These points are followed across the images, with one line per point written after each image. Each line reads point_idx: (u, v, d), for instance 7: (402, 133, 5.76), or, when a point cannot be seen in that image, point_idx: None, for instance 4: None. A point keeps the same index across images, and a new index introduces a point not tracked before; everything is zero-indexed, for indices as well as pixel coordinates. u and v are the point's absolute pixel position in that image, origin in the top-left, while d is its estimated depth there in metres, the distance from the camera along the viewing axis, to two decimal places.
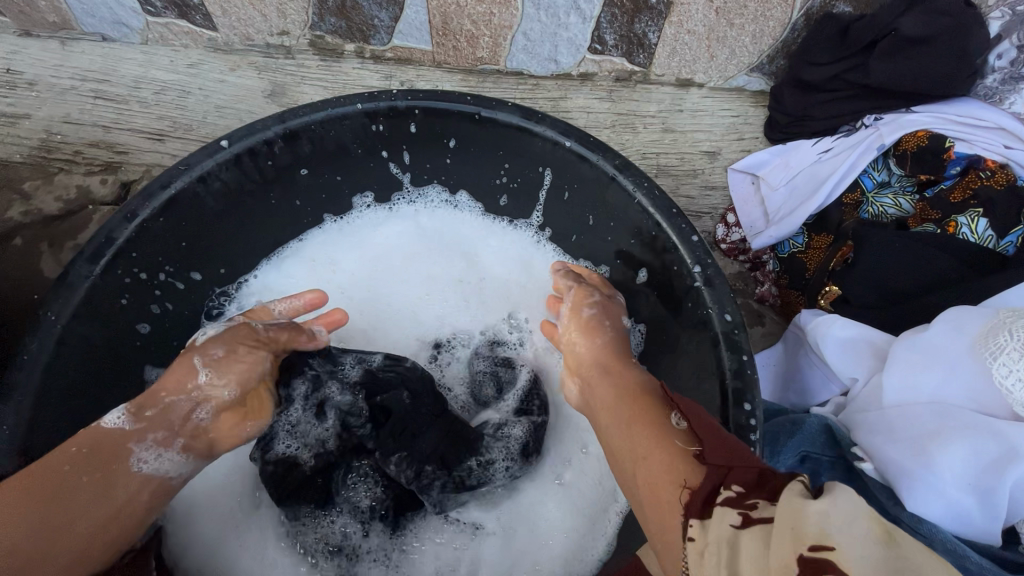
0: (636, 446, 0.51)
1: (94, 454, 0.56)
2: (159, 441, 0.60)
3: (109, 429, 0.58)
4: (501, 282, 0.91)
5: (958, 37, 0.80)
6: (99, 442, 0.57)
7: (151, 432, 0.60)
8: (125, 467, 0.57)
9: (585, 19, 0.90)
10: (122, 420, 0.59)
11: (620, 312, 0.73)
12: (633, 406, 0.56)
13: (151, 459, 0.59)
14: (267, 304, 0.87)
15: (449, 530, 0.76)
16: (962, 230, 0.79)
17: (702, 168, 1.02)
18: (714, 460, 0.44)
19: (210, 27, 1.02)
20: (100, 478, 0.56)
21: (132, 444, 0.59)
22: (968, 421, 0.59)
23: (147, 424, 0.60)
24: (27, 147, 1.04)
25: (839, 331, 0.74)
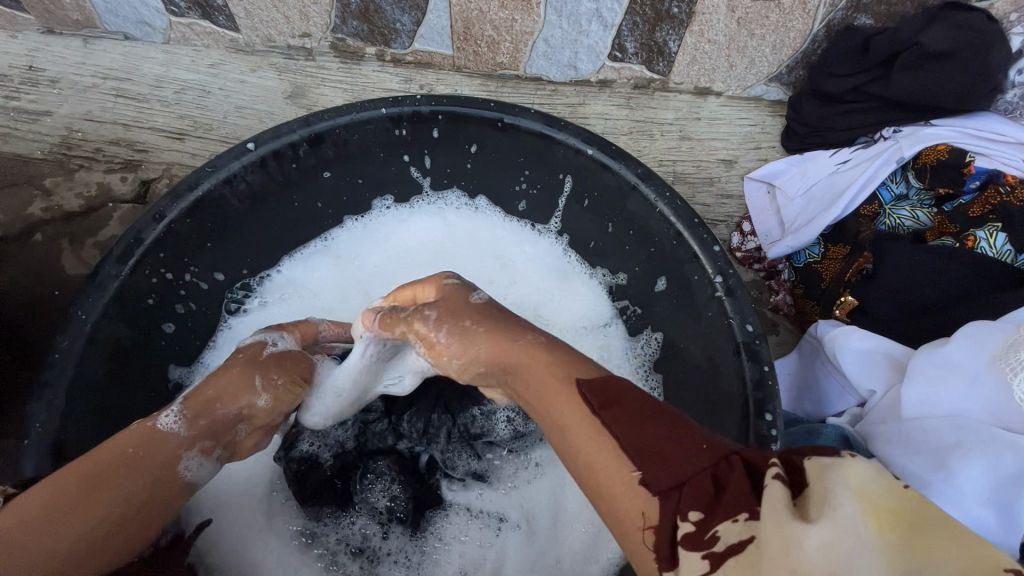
0: (574, 466, 0.43)
1: (144, 455, 0.55)
2: (205, 451, 0.58)
3: (162, 431, 0.56)
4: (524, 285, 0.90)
5: (981, 52, 0.80)
6: (149, 443, 0.55)
7: (201, 441, 0.58)
8: (174, 471, 0.56)
9: (607, 27, 0.91)
10: (174, 422, 0.57)
11: (464, 300, 0.57)
12: (553, 420, 0.46)
13: (196, 467, 0.58)
14: (289, 298, 0.87)
15: (473, 526, 0.77)
16: (981, 244, 0.79)
17: (718, 176, 1.02)
18: (660, 485, 0.38)
19: (232, 28, 1.02)
20: (150, 479, 0.55)
21: (181, 451, 0.57)
22: (988, 435, 0.60)
23: (197, 433, 0.58)
24: (49, 143, 1.05)
25: (857, 343, 0.75)
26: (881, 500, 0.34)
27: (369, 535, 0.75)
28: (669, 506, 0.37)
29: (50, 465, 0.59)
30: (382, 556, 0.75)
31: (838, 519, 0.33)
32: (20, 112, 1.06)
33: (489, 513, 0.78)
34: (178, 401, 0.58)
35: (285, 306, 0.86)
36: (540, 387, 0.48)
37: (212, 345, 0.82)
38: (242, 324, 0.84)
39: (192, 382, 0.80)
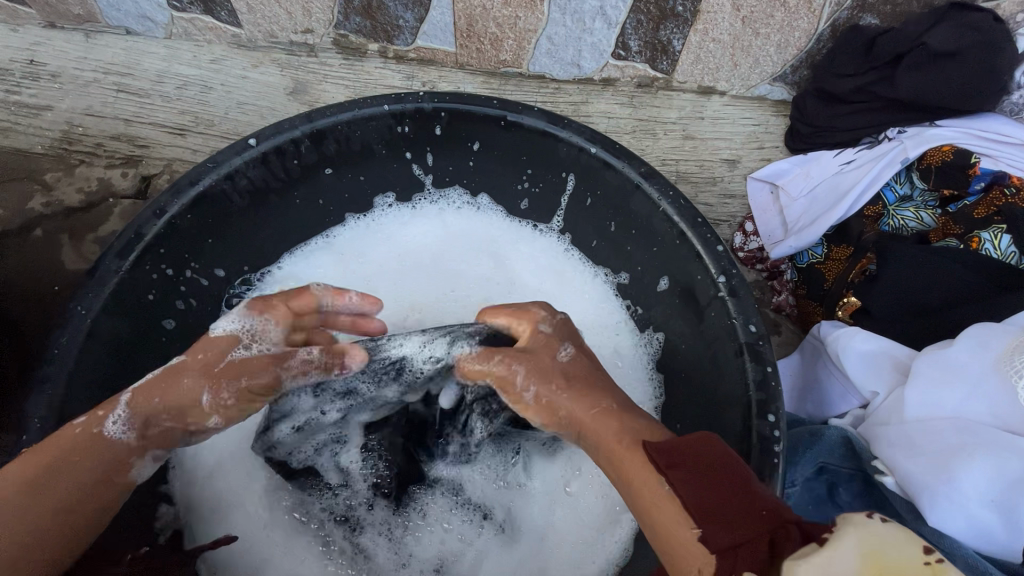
0: (645, 519, 0.47)
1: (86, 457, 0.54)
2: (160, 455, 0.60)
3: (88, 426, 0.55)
4: (527, 287, 0.89)
5: (986, 53, 0.80)
6: (86, 448, 0.54)
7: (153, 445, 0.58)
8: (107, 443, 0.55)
9: (610, 25, 0.90)
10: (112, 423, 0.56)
11: (550, 360, 0.59)
12: (626, 477, 0.49)
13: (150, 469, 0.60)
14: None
15: (458, 517, 0.76)
16: (985, 246, 0.79)
17: (721, 176, 1.02)
18: (717, 542, 0.40)
19: (235, 23, 1.02)
20: (85, 459, 0.54)
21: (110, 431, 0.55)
22: (992, 439, 0.60)
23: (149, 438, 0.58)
24: (49, 138, 1.05)
25: (861, 344, 0.74)
26: (884, 557, 0.36)
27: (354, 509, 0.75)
28: (725, 563, 0.40)
29: None
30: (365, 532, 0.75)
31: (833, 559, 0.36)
32: (21, 107, 1.05)
33: (474, 507, 0.76)
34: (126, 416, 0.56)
35: None
36: (606, 443, 0.51)
37: None
38: None
39: None
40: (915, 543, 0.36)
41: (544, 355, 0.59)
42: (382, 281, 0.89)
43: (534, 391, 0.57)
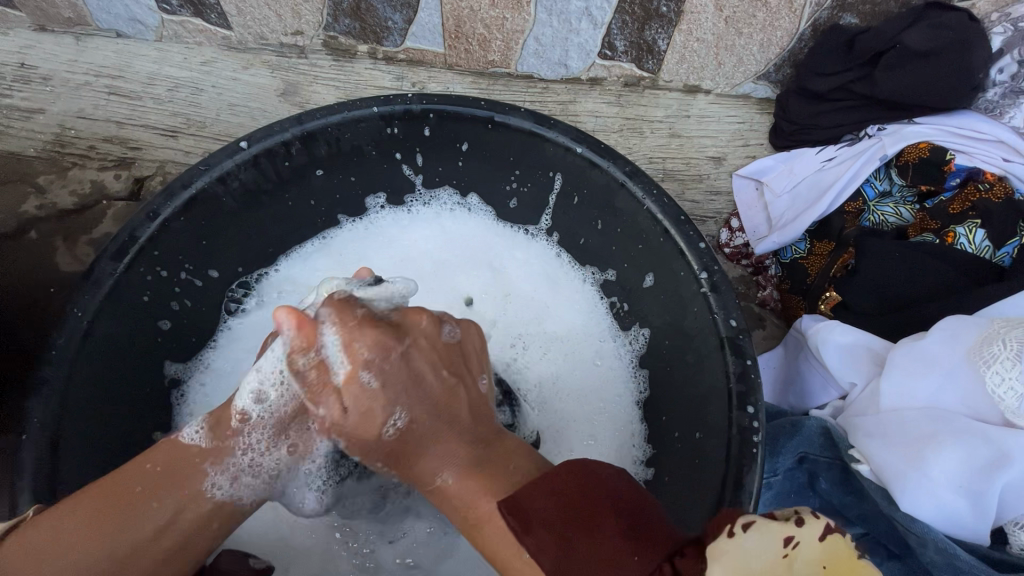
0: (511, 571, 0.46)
1: (170, 473, 0.55)
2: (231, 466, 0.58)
3: (187, 445, 0.58)
4: (522, 294, 0.91)
5: (961, 52, 0.82)
6: (175, 461, 0.56)
7: (226, 455, 0.58)
8: (199, 487, 0.55)
9: (596, 26, 0.92)
10: (198, 435, 0.59)
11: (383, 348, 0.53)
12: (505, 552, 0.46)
13: (225, 485, 0.57)
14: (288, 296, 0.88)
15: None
16: (960, 240, 0.81)
17: (707, 173, 1.04)
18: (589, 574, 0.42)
19: (225, 26, 1.03)
20: (173, 495, 0.54)
21: (206, 465, 0.57)
22: (963, 427, 0.62)
23: (220, 443, 0.58)
24: (41, 141, 1.05)
25: (839, 337, 0.77)
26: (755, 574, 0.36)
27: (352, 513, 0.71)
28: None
29: (48, 460, 0.60)
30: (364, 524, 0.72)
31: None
32: (13, 110, 1.06)
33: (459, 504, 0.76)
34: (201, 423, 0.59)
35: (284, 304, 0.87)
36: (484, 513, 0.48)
37: (212, 346, 0.83)
38: (239, 323, 0.85)
39: (189, 377, 0.81)
40: (774, 538, 0.38)
41: (363, 399, 0.53)
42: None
43: (404, 415, 0.53)
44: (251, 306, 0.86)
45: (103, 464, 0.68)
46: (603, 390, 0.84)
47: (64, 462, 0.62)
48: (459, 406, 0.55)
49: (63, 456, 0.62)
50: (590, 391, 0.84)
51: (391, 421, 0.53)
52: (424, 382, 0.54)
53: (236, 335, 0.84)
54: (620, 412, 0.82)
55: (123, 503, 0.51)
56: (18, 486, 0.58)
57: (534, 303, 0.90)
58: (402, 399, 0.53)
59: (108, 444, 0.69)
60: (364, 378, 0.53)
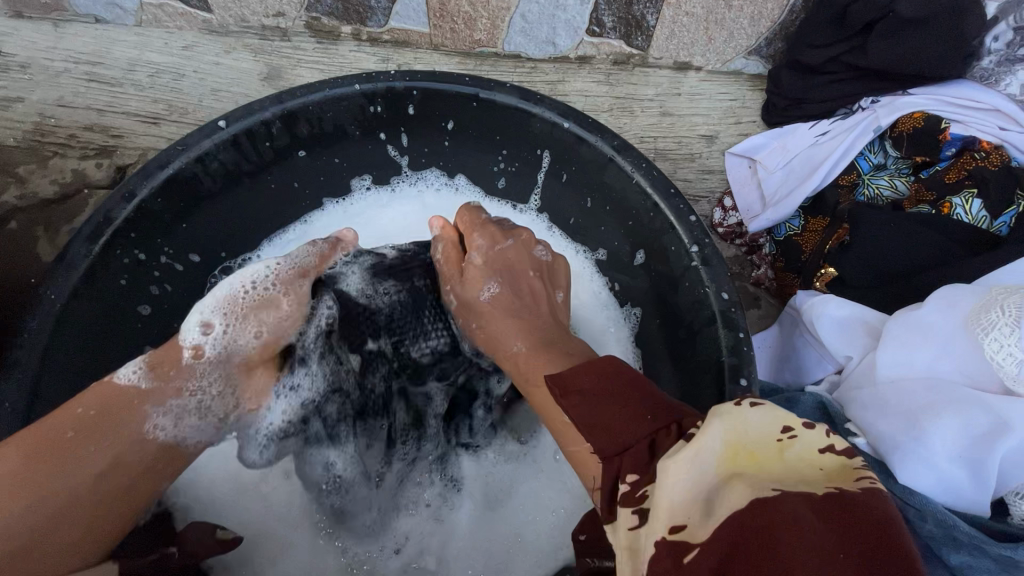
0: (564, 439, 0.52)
1: (102, 418, 0.56)
2: (176, 408, 0.60)
3: (124, 386, 0.58)
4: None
5: (955, 19, 0.80)
6: (109, 404, 0.57)
7: (170, 396, 0.60)
8: (136, 431, 0.57)
9: (583, 0, 0.90)
10: (135, 377, 0.59)
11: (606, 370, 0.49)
12: (566, 440, 0.52)
13: (167, 426, 0.59)
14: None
15: (435, 491, 0.75)
16: (956, 211, 0.80)
17: (699, 152, 1.02)
18: (605, 450, 0.43)
19: (206, 8, 1.01)
20: (109, 437, 0.55)
21: (148, 406, 0.58)
22: (960, 396, 0.61)
23: (162, 384, 0.59)
24: (21, 130, 1.03)
25: (835, 311, 0.75)
26: (746, 445, 0.37)
27: (334, 468, 0.70)
28: (611, 469, 0.42)
29: None
30: (359, 505, 0.72)
31: (701, 452, 0.37)
32: None
33: (455, 477, 0.76)
34: (214, 305, 0.62)
35: None
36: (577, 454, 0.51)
37: None
38: None
39: None
40: (776, 421, 0.38)
41: (474, 274, 0.67)
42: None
43: (494, 286, 0.67)
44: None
45: None
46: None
47: None
48: (541, 299, 0.67)
49: None
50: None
51: (487, 290, 0.67)
52: (522, 279, 0.68)
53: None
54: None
55: (56, 454, 0.53)
56: None
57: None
58: (495, 273, 0.67)
59: None
60: (474, 259, 0.68)
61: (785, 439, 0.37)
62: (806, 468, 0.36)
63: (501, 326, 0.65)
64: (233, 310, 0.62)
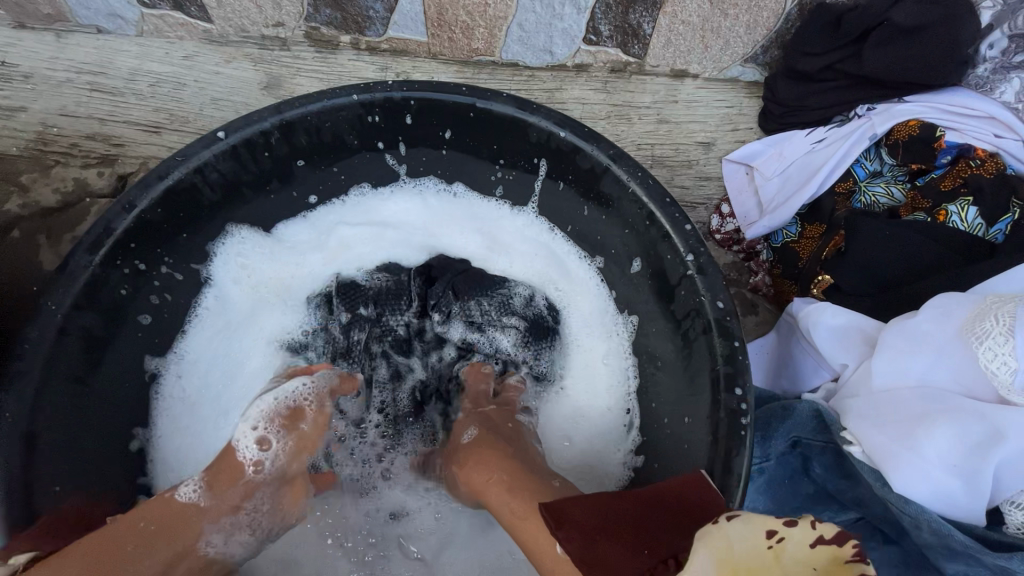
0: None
1: (160, 531, 0.59)
2: (227, 524, 0.63)
3: (182, 504, 0.61)
4: (518, 263, 0.88)
5: (950, 27, 0.81)
6: (167, 514, 0.60)
7: (224, 515, 0.63)
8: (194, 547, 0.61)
9: (580, 10, 0.91)
10: (193, 494, 0.62)
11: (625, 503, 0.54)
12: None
13: (219, 542, 0.63)
14: (272, 255, 0.85)
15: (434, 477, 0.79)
16: (953, 218, 0.79)
17: (696, 159, 1.02)
18: None
19: (206, 19, 1.01)
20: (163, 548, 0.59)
21: (204, 525, 0.62)
22: (955, 405, 0.61)
23: (218, 504, 0.63)
24: (24, 140, 1.04)
25: (831, 319, 0.75)
26: (738, 563, 0.41)
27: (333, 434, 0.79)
28: None
29: (21, 453, 0.59)
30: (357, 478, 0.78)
31: None
32: None
33: None
34: (264, 418, 0.67)
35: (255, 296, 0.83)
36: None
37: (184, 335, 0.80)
38: (217, 300, 0.82)
39: (167, 376, 0.78)
40: (758, 529, 0.42)
41: (461, 424, 0.74)
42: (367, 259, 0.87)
43: (472, 430, 0.71)
44: (224, 278, 0.82)
45: (82, 461, 0.66)
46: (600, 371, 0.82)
47: (42, 457, 0.61)
48: (521, 438, 0.70)
49: (38, 452, 0.61)
50: (585, 378, 0.82)
51: (467, 432, 0.71)
52: (501, 425, 0.72)
53: (226, 307, 0.82)
54: (614, 393, 0.81)
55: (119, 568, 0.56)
56: None
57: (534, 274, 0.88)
58: (473, 421, 0.72)
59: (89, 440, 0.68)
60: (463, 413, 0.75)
61: (775, 545, 0.42)
62: (803, 569, 0.41)
63: (466, 470, 0.67)
64: (290, 431, 0.67)
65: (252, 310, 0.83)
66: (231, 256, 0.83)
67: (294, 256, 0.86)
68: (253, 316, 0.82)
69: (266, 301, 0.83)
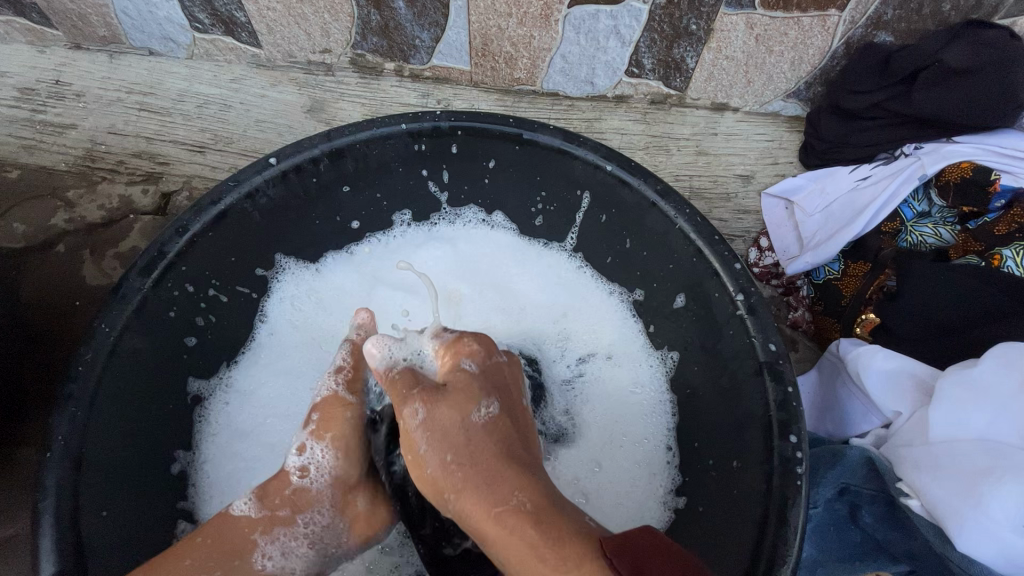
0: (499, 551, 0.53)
1: (219, 547, 0.62)
2: (283, 538, 0.65)
3: (237, 517, 0.64)
4: (541, 314, 0.89)
5: (1003, 70, 0.80)
6: (223, 534, 0.63)
7: (278, 525, 0.65)
8: (248, 561, 0.63)
9: (625, 43, 0.91)
10: (246, 507, 0.65)
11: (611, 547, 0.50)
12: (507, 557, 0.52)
13: (275, 554, 0.64)
14: (315, 298, 0.88)
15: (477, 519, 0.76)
16: (1007, 263, 0.78)
17: (735, 192, 1.02)
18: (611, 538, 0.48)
19: (255, 44, 1.04)
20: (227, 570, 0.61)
21: (258, 537, 0.64)
22: (1020, 461, 0.60)
23: (268, 514, 0.65)
24: (72, 155, 1.06)
25: (882, 363, 0.74)
26: None
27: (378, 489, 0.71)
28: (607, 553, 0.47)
29: (71, 477, 0.59)
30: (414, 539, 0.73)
31: None
32: (46, 125, 1.08)
33: None
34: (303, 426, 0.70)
35: (297, 332, 0.86)
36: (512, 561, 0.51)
37: (232, 364, 0.82)
38: (268, 337, 0.85)
39: (213, 396, 0.80)
40: None
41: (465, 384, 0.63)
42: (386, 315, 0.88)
43: (489, 409, 0.62)
44: (277, 316, 0.86)
45: (126, 487, 0.67)
46: (627, 426, 0.81)
47: (89, 480, 0.61)
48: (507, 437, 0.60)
49: (87, 478, 0.61)
50: (611, 431, 0.81)
51: (483, 409, 0.61)
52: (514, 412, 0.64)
53: (276, 343, 0.85)
54: (642, 446, 0.80)
55: None
56: (42, 506, 0.57)
57: (553, 324, 0.89)
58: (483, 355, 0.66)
59: (131, 458, 0.68)
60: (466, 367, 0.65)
61: None
62: None
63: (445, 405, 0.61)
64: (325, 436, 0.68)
65: (298, 349, 0.85)
66: (286, 296, 0.87)
67: (335, 295, 0.88)
68: (298, 358, 0.84)
69: (309, 349, 0.85)
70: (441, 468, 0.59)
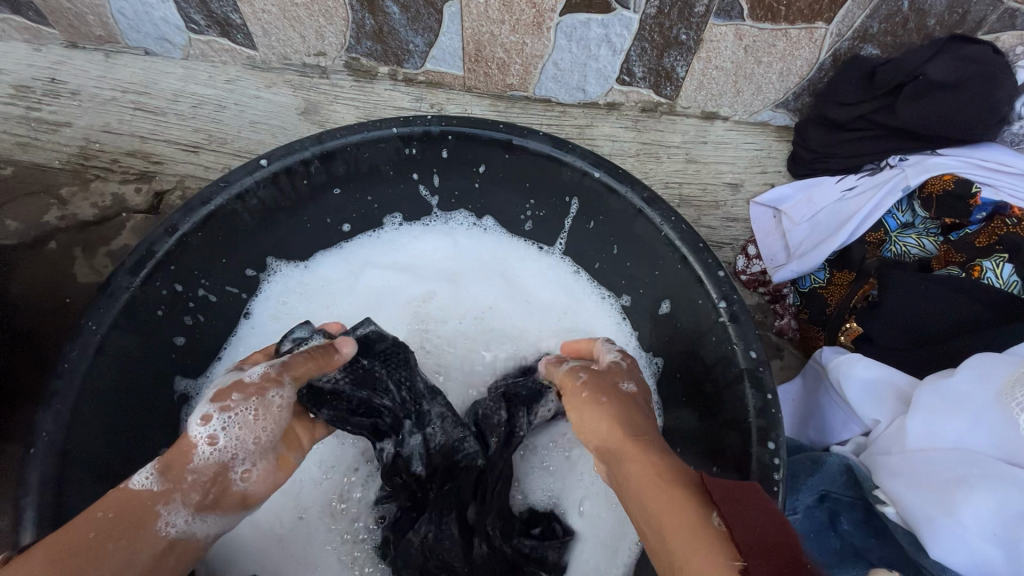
0: (655, 517, 0.47)
1: (121, 521, 0.51)
2: (191, 505, 0.55)
3: (138, 491, 0.53)
4: (544, 315, 0.89)
5: (986, 84, 0.82)
6: (128, 506, 0.52)
7: (179, 493, 0.54)
8: (153, 530, 0.52)
9: (616, 52, 0.92)
10: (148, 481, 0.54)
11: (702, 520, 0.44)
12: (653, 503, 0.47)
13: (181, 522, 0.53)
14: (307, 295, 0.88)
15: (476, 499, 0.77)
16: (987, 274, 0.80)
17: (724, 200, 1.03)
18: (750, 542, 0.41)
19: (250, 45, 1.04)
20: (127, 541, 0.50)
21: (161, 507, 0.53)
22: (993, 470, 0.61)
23: (176, 484, 0.54)
24: (66, 154, 1.07)
25: (862, 372, 0.75)
26: None
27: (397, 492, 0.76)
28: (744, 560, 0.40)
29: (55, 476, 0.60)
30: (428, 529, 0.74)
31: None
32: (41, 123, 1.08)
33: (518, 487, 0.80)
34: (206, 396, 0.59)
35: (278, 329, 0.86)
36: (640, 479, 0.50)
37: (218, 362, 0.83)
38: (250, 334, 0.85)
39: (199, 394, 0.80)
40: None
41: (628, 401, 0.59)
42: (383, 306, 0.89)
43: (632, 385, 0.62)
44: (262, 314, 0.86)
45: (108, 485, 0.67)
46: None
47: (73, 478, 0.62)
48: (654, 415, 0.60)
49: (70, 474, 0.62)
50: None
51: (626, 382, 0.62)
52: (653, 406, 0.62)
53: (260, 339, 0.85)
54: None
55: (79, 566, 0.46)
56: (23, 502, 0.57)
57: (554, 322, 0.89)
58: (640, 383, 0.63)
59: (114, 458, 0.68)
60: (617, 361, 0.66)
61: None
62: None
63: (614, 413, 0.57)
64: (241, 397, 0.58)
65: None
66: (273, 296, 0.87)
67: (323, 293, 0.89)
68: None
69: None
70: (587, 406, 0.59)
